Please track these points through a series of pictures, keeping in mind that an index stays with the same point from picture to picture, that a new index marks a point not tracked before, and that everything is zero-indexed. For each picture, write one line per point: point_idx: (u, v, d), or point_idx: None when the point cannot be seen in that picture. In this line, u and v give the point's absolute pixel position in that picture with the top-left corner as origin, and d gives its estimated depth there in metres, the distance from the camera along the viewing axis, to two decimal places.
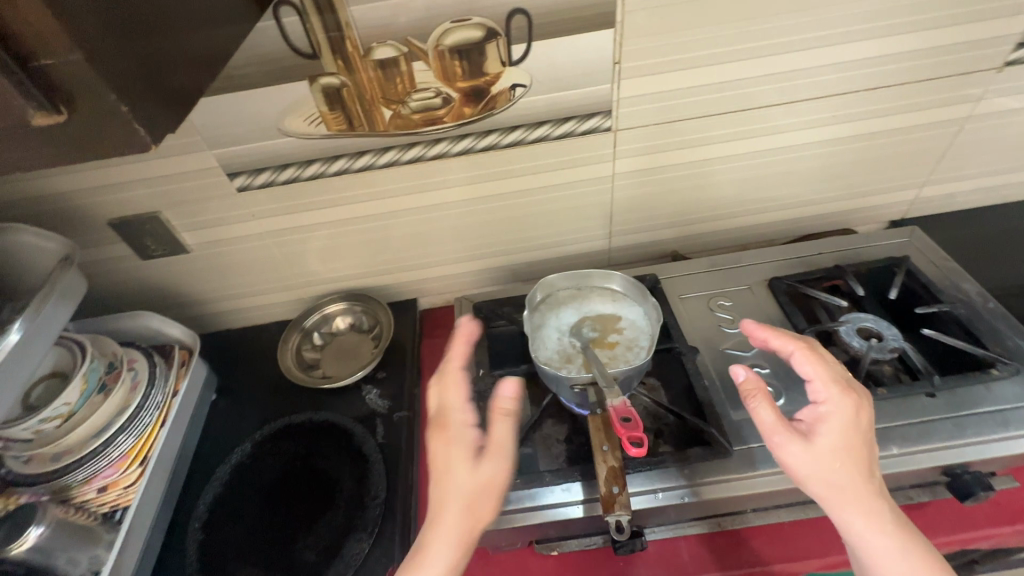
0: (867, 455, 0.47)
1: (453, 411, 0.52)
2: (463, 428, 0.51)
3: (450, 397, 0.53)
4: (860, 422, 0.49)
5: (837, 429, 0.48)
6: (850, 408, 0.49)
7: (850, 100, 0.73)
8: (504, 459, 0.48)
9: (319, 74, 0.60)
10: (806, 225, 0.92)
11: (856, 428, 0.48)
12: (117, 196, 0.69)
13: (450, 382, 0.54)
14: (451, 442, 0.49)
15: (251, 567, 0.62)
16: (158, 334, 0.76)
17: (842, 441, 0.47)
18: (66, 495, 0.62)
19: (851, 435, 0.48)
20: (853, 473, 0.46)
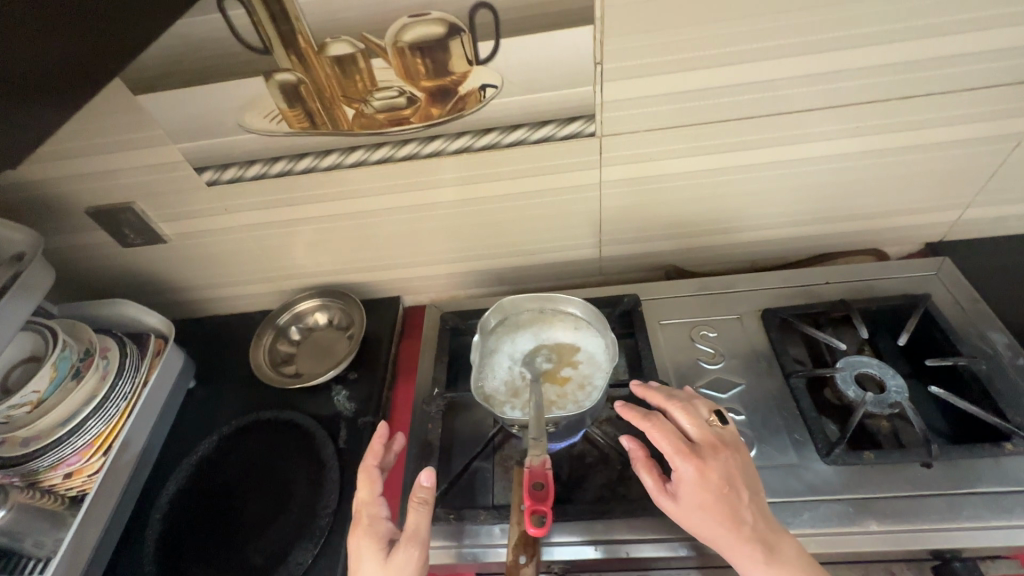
0: (725, 508, 0.45)
1: (364, 507, 0.50)
2: (376, 520, 0.50)
3: (361, 492, 0.51)
4: (710, 475, 0.46)
5: (686, 489, 0.46)
6: (694, 470, 0.47)
7: (880, 109, 0.63)
8: (415, 549, 0.46)
9: (273, 70, 0.56)
10: (824, 244, 0.82)
11: (703, 483, 0.46)
12: (90, 186, 0.69)
13: (362, 476, 0.52)
14: (366, 534, 0.48)
15: (201, 565, 0.63)
16: (135, 321, 0.78)
17: (696, 501, 0.46)
18: (32, 479, 0.64)
19: (699, 492, 0.46)
20: (718, 528, 0.45)
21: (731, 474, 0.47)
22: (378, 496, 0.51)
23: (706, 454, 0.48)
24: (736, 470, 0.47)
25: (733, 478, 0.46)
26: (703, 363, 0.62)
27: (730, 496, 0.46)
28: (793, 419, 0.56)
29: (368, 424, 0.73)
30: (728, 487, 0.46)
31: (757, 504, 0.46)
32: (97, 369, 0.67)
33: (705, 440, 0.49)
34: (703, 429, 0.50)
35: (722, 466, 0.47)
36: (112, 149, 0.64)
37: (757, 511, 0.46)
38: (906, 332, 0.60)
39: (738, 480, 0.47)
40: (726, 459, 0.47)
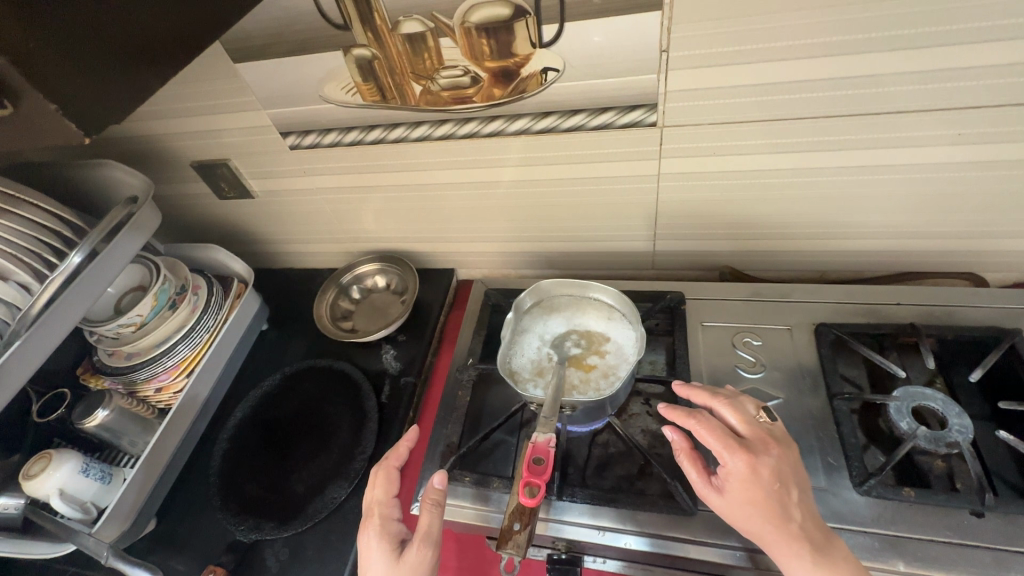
0: (774, 504, 0.44)
1: (378, 506, 0.53)
2: (388, 521, 0.52)
3: (377, 492, 0.54)
4: (762, 471, 0.45)
5: (735, 482, 0.45)
6: (744, 466, 0.45)
7: (994, 116, 0.55)
8: (427, 549, 0.48)
9: (351, 45, 0.60)
10: (908, 261, 0.75)
11: (754, 478, 0.45)
12: (195, 143, 0.78)
13: (380, 477, 0.55)
14: (378, 534, 0.51)
15: (254, 485, 0.72)
16: (223, 266, 0.87)
17: (744, 496, 0.45)
18: (133, 388, 0.75)
19: (749, 487, 0.45)
20: (765, 524, 0.44)
21: (782, 471, 0.45)
22: (392, 497, 0.54)
23: (758, 451, 0.46)
24: (787, 468, 0.46)
25: (784, 475, 0.45)
26: (742, 371, 0.60)
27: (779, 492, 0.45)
28: (829, 443, 0.53)
29: (409, 384, 0.78)
30: (779, 485, 0.45)
31: (805, 502, 0.45)
32: (188, 303, 0.77)
33: (755, 437, 0.48)
34: (752, 427, 0.48)
35: (773, 463, 0.46)
36: (214, 110, 0.72)
37: (805, 509, 0.45)
38: (982, 367, 0.53)
39: (789, 478, 0.45)
40: (778, 457, 0.46)
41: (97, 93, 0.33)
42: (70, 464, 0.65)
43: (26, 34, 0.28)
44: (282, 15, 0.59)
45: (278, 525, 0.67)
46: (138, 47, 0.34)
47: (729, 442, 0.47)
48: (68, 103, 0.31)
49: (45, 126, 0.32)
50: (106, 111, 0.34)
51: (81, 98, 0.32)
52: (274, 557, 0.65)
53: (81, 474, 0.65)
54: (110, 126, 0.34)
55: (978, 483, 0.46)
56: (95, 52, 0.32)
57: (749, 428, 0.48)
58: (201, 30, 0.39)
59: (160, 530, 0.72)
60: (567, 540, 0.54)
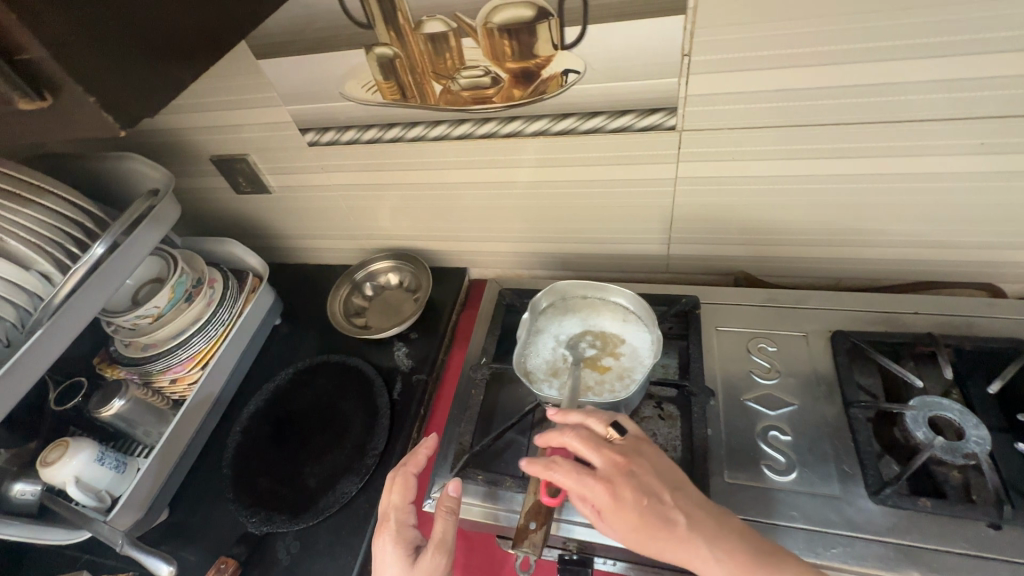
0: (654, 524, 0.42)
1: (394, 512, 0.53)
2: (404, 527, 0.52)
3: (393, 496, 0.54)
4: (624, 491, 0.44)
5: (611, 514, 0.44)
6: (604, 493, 0.44)
7: (1018, 126, 0.55)
8: (441, 559, 0.49)
9: (374, 44, 0.61)
10: (925, 270, 0.74)
11: (622, 503, 0.43)
12: (215, 138, 0.79)
13: (397, 481, 0.54)
14: (394, 539, 0.51)
15: (267, 478, 0.73)
16: (239, 260, 0.88)
17: (623, 525, 0.43)
18: (148, 379, 0.76)
19: (622, 515, 0.43)
20: (658, 545, 0.42)
21: (641, 484, 0.44)
22: (409, 503, 0.54)
23: (608, 469, 0.45)
24: (637, 475, 0.45)
25: (633, 485, 0.44)
26: (756, 376, 0.59)
27: (653, 507, 0.43)
28: (844, 450, 0.52)
29: (421, 382, 0.79)
30: (646, 499, 0.43)
31: (688, 504, 0.43)
32: (204, 296, 0.77)
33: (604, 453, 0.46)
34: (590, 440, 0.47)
35: (624, 478, 0.44)
36: (234, 106, 0.73)
37: (688, 511, 0.43)
38: (1001, 380, 0.53)
39: (651, 481, 0.44)
40: (628, 469, 0.45)
41: (132, 88, 0.33)
42: (87, 453, 0.65)
43: (69, 30, 0.29)
44: (306, 13, 0.60)
45: (289, 519, 0.67)
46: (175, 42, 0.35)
47: (559, 469, 0.45)
48: (106, 98, 0.32)
49: (81, 119, 0.32)
50: (140, 106, 0.34)
51: (118, 93, 0.33)
52: (285, 550, 0.66)
53: (97, 463, 0.66)
54: (144, 120, 0.35)
55: (996, 495, 0.46)
56: (132, 48, 0.32)
57: (586, 448, 0.46)
58: (232, 27, 0.39)
59: (172, 520, 0.72)
60: (578, 541, 0.54)
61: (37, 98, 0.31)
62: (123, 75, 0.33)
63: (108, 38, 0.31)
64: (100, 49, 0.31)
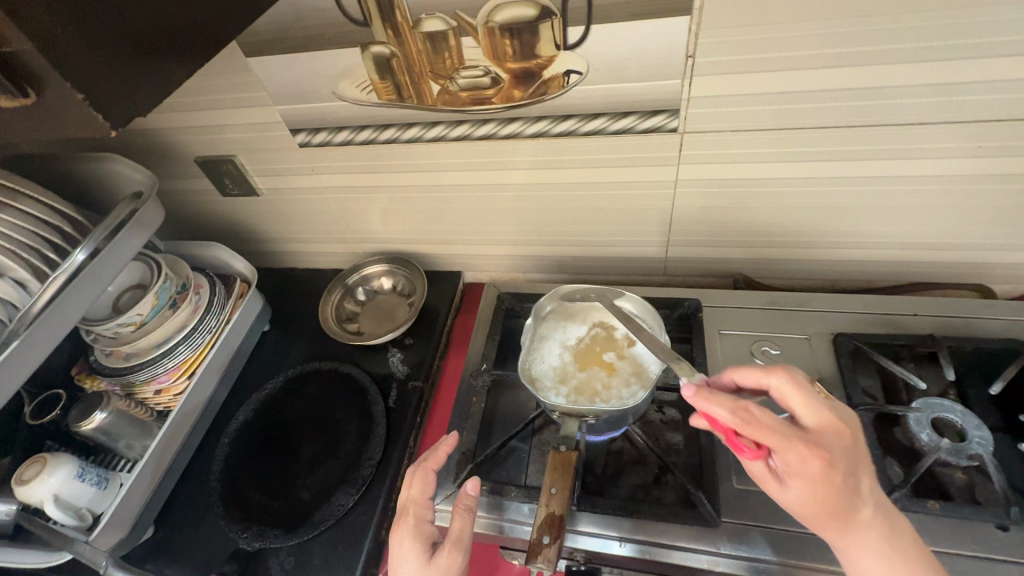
0: (850, 506, 0.41)
1: (412, 506, 0.51)
2: (421, 522, 0.51)
3: (412, 491, 0.52)
4: (837, 467, 0.41)
5: (806, 482, 0.41)
6: (815, 465, 0.40)
7: (1015, 130, 0.55)
8: (459, 554, 0.48)
9: (370, 42, 0.59)
10: (919, 271, 0.75)
11: (826, 478, 0.40)
12: (201, 138, 0.76)
13: (416, 477, 0.53)
14: (411, 534, 0.50)
15: (259, 492, 0.70)
16: (226, 264, 0.85)
17: (812, 495, 0.41)
18: (131, 390, 0.73)
19: (823, 489, 0.41)
20: (833, 521, 0.41)
21: (851, 462, 0.41)
22: (427, 498, 0.52)
23: (829, 444, 0.41)
24: (850, 457, 0.41)
25: (850, 466, 0.41)
26: None
27: (850, 488, 0.41)
28: None
29: (418, 389, 0.77)
30: (849, 478, 0.41)
31: (874, 493, 0.42)
32: (190, 302, 0.74)
33: (824, 427, 0.42)
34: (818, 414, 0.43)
35: (840, 455, 0.41)
36: (221, 105, 0.71)
37: (874, 499, 0.42)
38: (1002, 380, 0.53)
39: (858, 464, 0.42)
40: (851, 449, 0.41)
41: (122, 84, 0.31)
42: (67, 468, 0.62)
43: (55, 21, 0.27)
44: (300, 10, 0.58)
45: (283, 534, 0.65)
46: (166, 36, 0.33)
47: (783, 432, 0.41)
48: (94, 94, 0.30)
49: (68, 116, 0.30)
50: (131, 103, 0.32)
51: (107, 89, 0.30)
52: (278, 566, 0.63)
53: (77, 479, 0.63)
54: (134, 118, 0.33)
55: (1004, 497, 0.46)
56: (121, 40, 0.30)
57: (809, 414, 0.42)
58: (225, 21, 0.37)
59: (159, 536, 0.69)
60: (585, 552, 0.53)
61: (20, 94, 0.28)
62: (112, 71, 0.30)
63: (96, 29, 0.29)
64: (87, 41, 0.28)
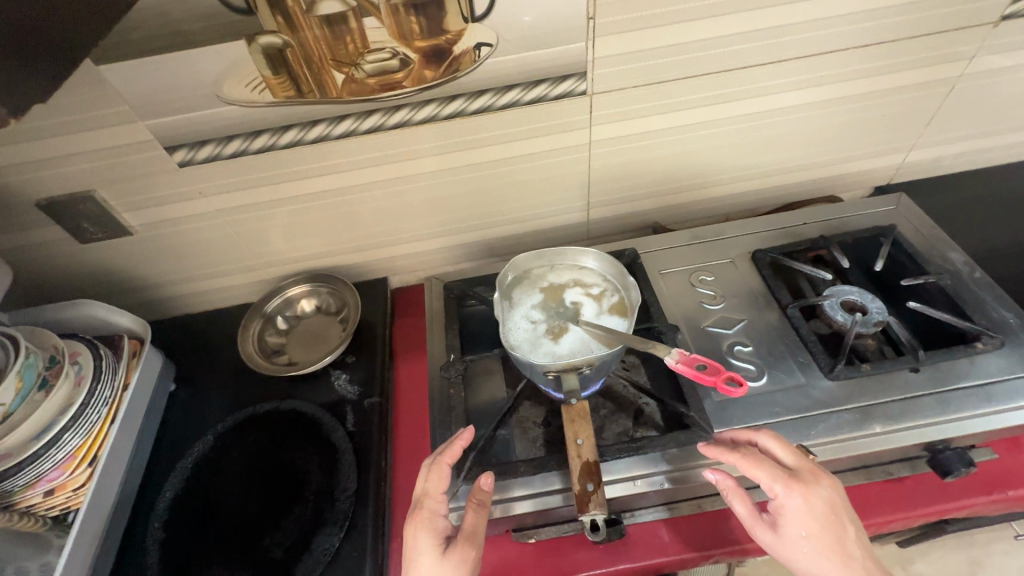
0: (831, 540, 0.46)
1: (428, 500, 0.49)
2: (436, 516, 0.49)
3: (428, 486, 0.50)
4: (816, 504, 0.47)
5: (790, 518, 0.47)
6: (800, 500, 0.47)
7: (841, 58, 0.69)
8: (472, 551, 0.46)
9: (257, 32, 0.53)
10: (791, 193, 0.89)
11: (807, 513, 0.46)
12: (43, 175, 0.62)
13: (433, 470, 0.50)
14: (427, 529, 0.48)
15: (217, 567, 0.59)
16: (104, 323, 0.71)
17: (797, 531, 0.46)
18: (8, 501, 0.57)
19: (807, 524, 0.46)
20: (821, 559, 0.46)
21: (833, 503, 0.47)
22: (443, 493, 0.50)
23: (808, 483, 0.48)
24: (836, 499, 0.47)
25: (835, 506, 0.47)
26: (707, 305, 0.65)
27: (833, 526, 0.46)
28: (793, 346, 0.60)
29: (377, 405, 0.72)
30: (832, 517, 0.47)
31: (858, 535, 0.47)
32: (68, 376, 0.61)
33: (805, 470, 0.49)
34: (798, 457, 0.49)
35: (824, 496, 0.47)
36: (68, 129, 0.59)
37: (857, 542, 0.47)
38: (880, 258, 0.65)
39: (840, 510, 0.47)
40: (828, 488, 0.48)
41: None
42: None
43: None
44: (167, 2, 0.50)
45: None
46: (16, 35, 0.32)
47: (777, 475, 0.47)
48: None
49: None
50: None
51: None
52: None
53: None
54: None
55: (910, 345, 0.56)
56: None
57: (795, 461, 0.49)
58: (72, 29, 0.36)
59: None
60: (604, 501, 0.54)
61: None
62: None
63: None
64: None
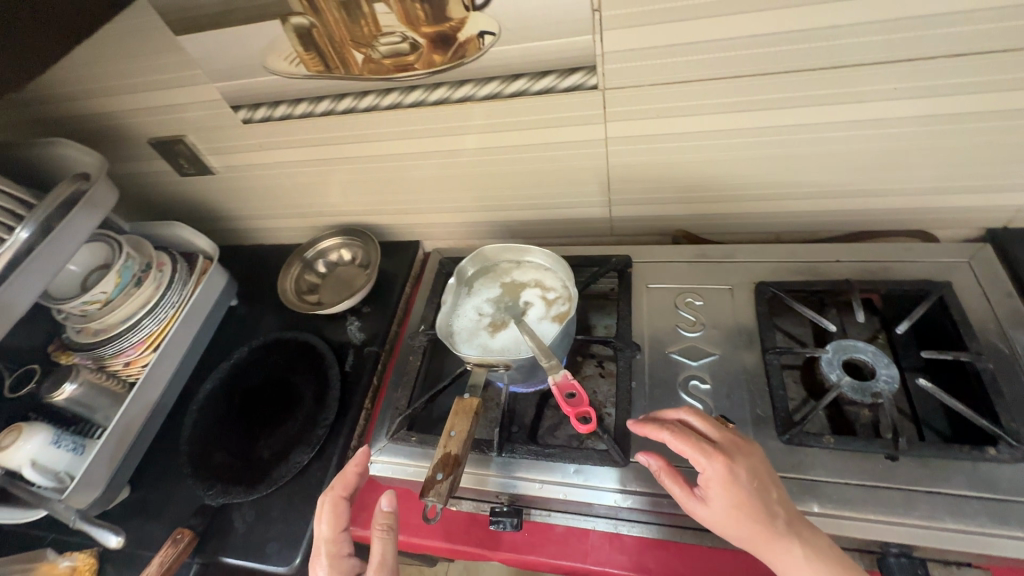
0: (762, 508, 0.43)
1: (327, 545, 0.50)
2: (340, 559, 0.50)
3: (324, 527, 0.51)
4: (739, 472, 0.44)
5: (717, 488, 0.44)
6: (722, 469, 0.44)
7: (929, 68, 0.55)
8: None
9: (288, 14, 0.60)
10: (859, 220, 0.76)
11: (732, 480, 0.44)
12: (150, 119, 0.78)
13: (326, 512, 0.51)
14: (331, 574, 0.49)
15: (223, 453, 0.74)
16: (188, 243, 0.88)
17: (727, 500, 0.44)
18: (102, 364, 0.77)
19: (734, 493, 0.44)
20: (754, 529, 0.43)
21: (756, 469, 0.45)
22: (342, 531, 0.51)
23: (729, 452, 0.46)
24: (758, 465, 0.45)
25: (758, 472, 0.45)
26: (682, 330, 0.61)
27: (760, 492, 0.44)
28: (758, 395, 0.54)
29: (372, 354, 0.80)
30: (756, 483, 0.44)
31: (785, 500, 0.45)
32: (153, 280, 0.78)
33: (727, 440, 0.47)
34: (719, 429, 0.48)
35: (746, 462, 0.45)
36: (163, 85, 0.73)
37: (787, 508, 0.44)
38: (909, 320, 0.54)
39: (764, 474, 0.45)
40: (749, 456, 0.46)
41: None
42: (41, 436, 0.67)
43: None
44: None
45: (244, 490, 0.70)
46: None
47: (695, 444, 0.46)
48: None
49: None
50: None
51: None
52: (240, 519, 0.68)
53: (52, 445, 0.68)
54: None
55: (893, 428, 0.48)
56: None
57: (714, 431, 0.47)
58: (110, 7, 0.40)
59: (134, 497, 0.74)
60: (514, 495, 0.56)
61: None
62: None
63: None
64: None
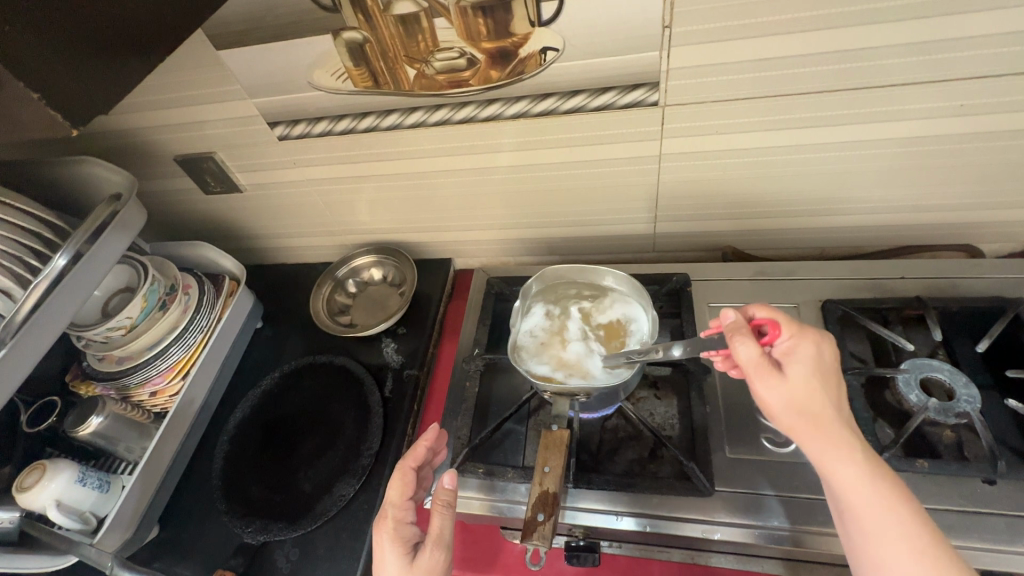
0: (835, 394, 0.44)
1: (391, 508, 0.51)
2: (402, 525, 0.50)
3: (392, 492, 0.52)
4: (822, 357, 0.46)
5: (803, 364, 0.45)
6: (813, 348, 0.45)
7: (998, 86, 0.55)
8: (440, 553, 0.48)
9: (341, 28, 0.58)
10: (905, 236, 0.76)
11: (818, 360, 0.45)
12: (180, 136, 0.75)
13: (397, 478, 0.53)
14: (392, 535, 0.49)
15: (260, 486, 0.71)
16: (213, 263, 0.85)
17: (810, 375, 0.44)
18: (127, 394, 0.73)
19: (818, 369, 0.44)
20: (825, 408, 0.43)
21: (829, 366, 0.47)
22: (408, 500, 0.52)
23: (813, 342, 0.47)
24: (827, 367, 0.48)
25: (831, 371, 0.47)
26: None
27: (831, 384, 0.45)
28: None
29: (413, 377, 0.77)
30: (832, 375, 0.46)
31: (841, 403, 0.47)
32: (179, 303, 0.74)
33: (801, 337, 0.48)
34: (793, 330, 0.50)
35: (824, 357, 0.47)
36: (197, 101, 0.69)
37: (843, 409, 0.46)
38: (988, 338, 0.54)
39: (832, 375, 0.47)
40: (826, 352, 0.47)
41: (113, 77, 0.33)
42: (66, 474, 0.62)
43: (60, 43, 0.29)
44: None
45: (286, 526, 0.66)
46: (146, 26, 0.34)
47: (792, 326, 0.47)
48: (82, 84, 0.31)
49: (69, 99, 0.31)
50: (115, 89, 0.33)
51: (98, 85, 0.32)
52: (284, 558, 0.64)
53: (78, 483, 0.63)
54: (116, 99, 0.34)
55: (990, 451, 0.46)
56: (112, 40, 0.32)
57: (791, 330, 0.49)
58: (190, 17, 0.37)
59: (164, 536, 0.70)
60: (583, 527, 0.55)
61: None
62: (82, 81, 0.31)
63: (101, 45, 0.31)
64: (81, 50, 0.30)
